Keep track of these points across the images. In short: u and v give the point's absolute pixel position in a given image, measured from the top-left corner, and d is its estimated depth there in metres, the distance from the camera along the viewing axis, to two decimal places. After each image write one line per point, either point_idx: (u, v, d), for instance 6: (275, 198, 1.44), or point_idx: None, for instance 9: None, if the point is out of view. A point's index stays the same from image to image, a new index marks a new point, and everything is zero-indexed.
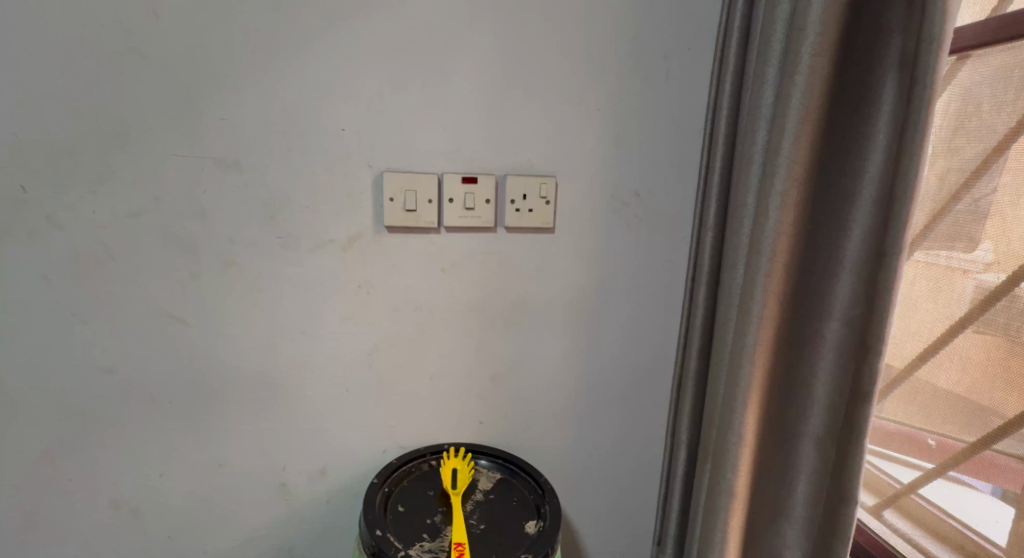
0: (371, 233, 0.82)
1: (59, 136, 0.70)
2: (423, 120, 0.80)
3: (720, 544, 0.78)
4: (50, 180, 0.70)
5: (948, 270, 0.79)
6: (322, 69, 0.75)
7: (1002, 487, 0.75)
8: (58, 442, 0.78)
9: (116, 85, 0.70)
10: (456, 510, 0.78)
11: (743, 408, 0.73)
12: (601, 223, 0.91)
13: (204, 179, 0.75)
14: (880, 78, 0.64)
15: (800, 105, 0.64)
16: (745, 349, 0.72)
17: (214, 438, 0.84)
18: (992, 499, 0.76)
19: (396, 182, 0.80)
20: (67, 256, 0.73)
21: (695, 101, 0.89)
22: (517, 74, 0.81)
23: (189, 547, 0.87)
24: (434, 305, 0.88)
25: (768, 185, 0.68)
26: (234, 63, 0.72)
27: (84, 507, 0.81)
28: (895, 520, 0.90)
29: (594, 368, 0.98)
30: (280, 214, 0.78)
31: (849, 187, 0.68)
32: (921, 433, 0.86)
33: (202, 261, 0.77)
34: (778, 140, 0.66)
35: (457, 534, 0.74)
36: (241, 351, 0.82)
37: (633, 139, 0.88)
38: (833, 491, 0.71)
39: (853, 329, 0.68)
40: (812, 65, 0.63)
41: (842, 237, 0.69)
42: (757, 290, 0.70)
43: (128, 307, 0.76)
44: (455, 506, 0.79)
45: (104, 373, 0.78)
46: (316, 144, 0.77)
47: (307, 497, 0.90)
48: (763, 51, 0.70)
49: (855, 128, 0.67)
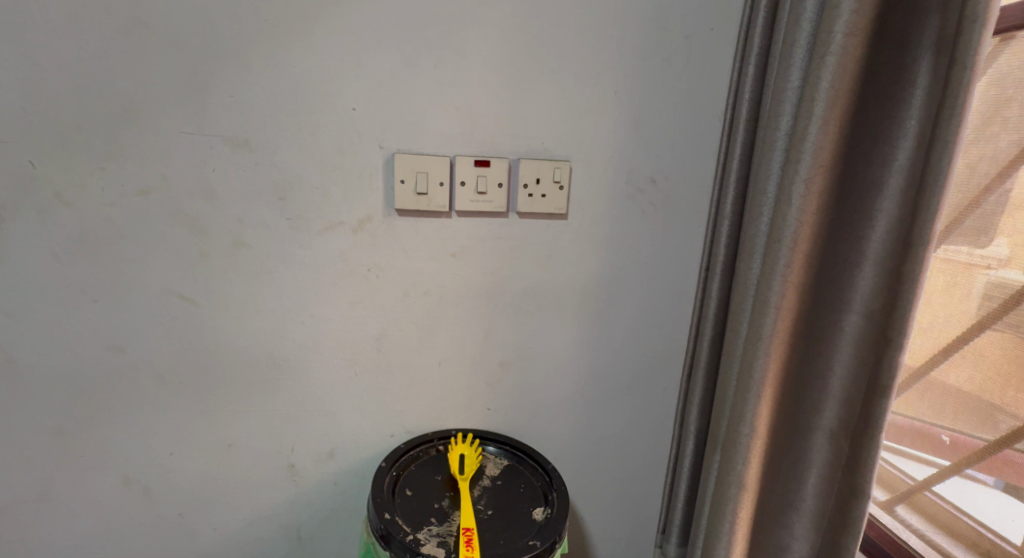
0: (381, 215, 0.81)
1: (66, 111, 0.68)
2: (436, 99, 0.78)
3: (727, 535, 0.77)
4: (58, 157, 0.70)
5: (964, 266, 0.77)
6: (333, 46, 0.73)
7: (1006, 481, 0.77)
8: (70, 420, 0.78)
9: (122, 59, 0.68)
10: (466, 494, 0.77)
11: (756, 401, 0.72)
12: (616, 209, 0.89)
13: (214, 158, 0.74)
14: (914, 61, 0.61)
15: (829, 88, 0.61)
16: (761, 340, 0.71)
17: (223, 417, 0.84)
18: (997, 493, 0.78)
19: (407, 163, 0.78)
20: (74, 233, 0.72)
21: (716, 85, 0.86)
22: (533, 53, 0.79)
23: (198, 525, 0.87)
24: (444, 290, 0.87)
25: (791, 172, 0.66)
26: (244, 38, 0.71)
27: (95, 484, 0.82)
28: (907, 516, 0.88)
29: (604, 356, 0.97)
30: (289, 195, 0.77)
31: (876, 176, 0.66)
32: (934, 428, 0.85)
33: (211, 241, 0.77)
34: (805, 125, 0.64)
35: (466, 521, 0.73)
36: (251, 332, 0.82)
37: (650, 123, 0.86)
38: (844, 485, 0.71)
39: (873, 323, 0.67)
40: (845, 45, 0.60)
41: (866, 227, 0.67)
42: (775, 280, 0.69)
43: (137, 286, 0.76)
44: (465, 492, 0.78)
45: (114, 352, 0.78)
46: (326, 123, 0.76)
47: (316, 479, 0.91)
48: (792, 32, 0.67)
49: (887, 114, 0.64)
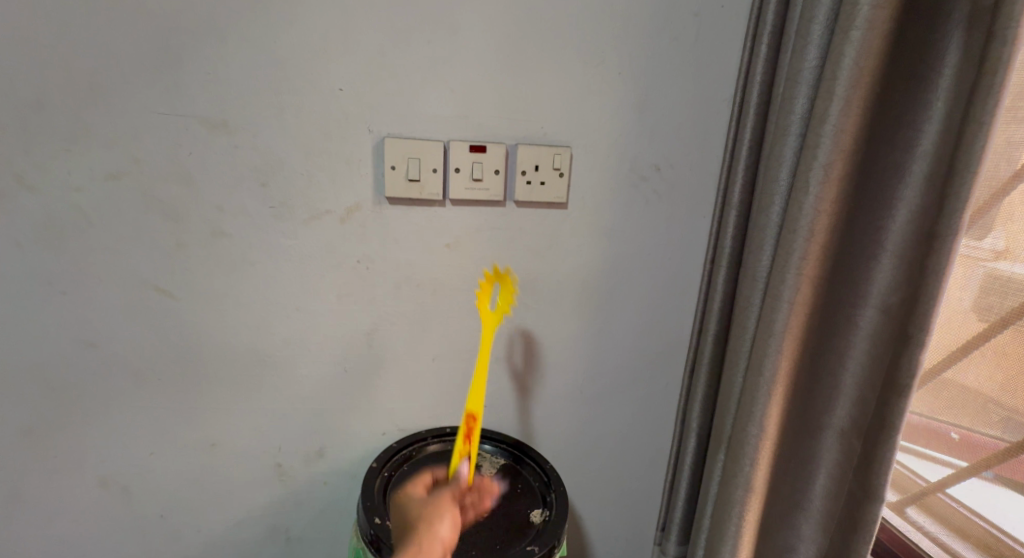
0: (370, 204, 0.76)
1: (27, 88, 0.63)
2: (430, 80, 0.73)
3: (732, 538, 0.74)
4: (19, 138, 0.65)
5: (969, 260, 0.72)
6: (317, 20, 0.68)
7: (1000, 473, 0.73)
8: (40, 419, 0.74)
9: (87, 32, 0.63)
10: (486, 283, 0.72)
11: (766, 400, 0.68)
12: (619, 198, 0.85)
13: (190, 140, 0.69)
14: (943, 38, 0.57)
15: (853, 65, 0.57)
16: (772, 336, 0.67)
17: (204, 416, 0.80)
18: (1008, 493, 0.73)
19: (398, 148, 0.74)
20: (39, 220, 0.68)
21: (725, 67, 0.82)
22: (532, 30, 0.74)
23: (181, 527, 0.83)
24: (437, 281, 0.82)
25: (808, 157, 0.61)
26: (221, 11, 0.66)
27: (69, 485, 0.77)
28: (918, 518, 0.84)
29: (605, 351, 0.93)
30: (271, 180, 0.73)
31: (899, 162, 0.61)
32: (943, 426, 0.78)
33: (189, 230, 0.72)
34: (824, 106, 0.59)
35: (473, 408, 0.70)
36: (233, 327, 0.77)
37: (655, 106, 0.81)
38: (857, 487, 0.67)
39: (891, 319, 0.63)
40: (871, 18, 0.55)
41: (885, 216, 0.63)
42: (788, 274, 0.64)
43: (110, 277, 0.71)
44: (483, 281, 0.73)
45: (86, 347, 0.73)
46: (311, 103, 0.71)
47: (305, 479, 0.87)
48: (810, 6, 0.63)
49: (911, 95, 0.60)
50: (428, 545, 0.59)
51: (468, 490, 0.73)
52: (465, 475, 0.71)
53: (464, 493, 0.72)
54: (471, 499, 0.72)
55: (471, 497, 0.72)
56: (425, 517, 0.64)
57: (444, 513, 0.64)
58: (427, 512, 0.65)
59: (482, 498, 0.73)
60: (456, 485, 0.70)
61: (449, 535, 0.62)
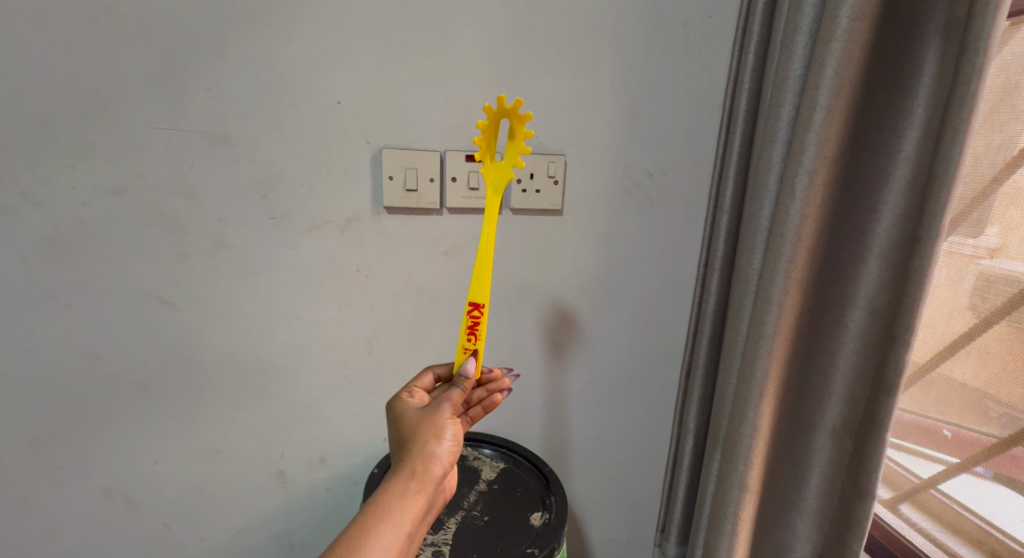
0: (369, 214, 0.78)
1: (33, 106, 0.65)
2: (425, 92, 0.75)
3: (728, 537, 0.75)
4: (25, 154, 0.66)
5: (965, 259, 0.73)
6: (315, 36, 0.70)
7: (994, 471, 0.72)
8: (45, 429, 0.75)
9: (90, 50, 0.65)
10: (488, 123, 0.61)
11: (758, 401, 0.70)
12: (613, 204, 0.86)
13: (191, 154, 0.70)
14: (921, 48, 0.59)
15: (835, 75, 0.59)
16: (763, 338, 0.68)
17: (207, 424, 0.81)
18: (998, 488, 0.71)
19: (396, 159, 0.75)
20: (43, 234, 0.69)
21: (714, 76, 0.84)
22: (525, 42, 0.76)
23: (186, 535, 0.84)
24: (435, 289, 0.84)
25: (794, 164, 0.63)
26: (221, 27, 0.68)
27: (73, 495, 0.78)
28: (911, 514, 0.82)
29: (601, 355, 0.94)
30: (272, 193, 0.74)
31: (882, 167, 0.63)
32: (936, 424, 0.78)
33: (191, 242, 0.73)
34: (808, 114, 0.61)
35: (475, 295, 0.60)
36: (234, 336, 0.78)
37: (646, 114, 0.83)
38: (848, 485, 0.68)
39: (878, 319, 0.65)
40: (850, 30, 0.57)
41: (871, 219, 0.65)
42: (777, 277, 0.66)
43: (114, 289, 0.73)
44: (486, 120, 0.62)
45: (91, 358, 0.74)
46: (311, 117, 0.73)
47: (306, 486, 0.88)
48: (793, 18, 0.65)
49: (892, 103, 0.62)
50: (425, 467, 0.53)
51: (477, 385, 0.66)
52: (470, 375, 0.60)
53: (472, 390, 0.65)
54: (477, 397, 0.66)
55: (481, 393, 0.66)
56: (416, 446, 0.55)
57: (444, 423, 0.57)
58: (421, 435, 0.55)
59: (491, 396, 0.66)
60: (459, 389, 0.60)
61: (448, 451, 0.57)
